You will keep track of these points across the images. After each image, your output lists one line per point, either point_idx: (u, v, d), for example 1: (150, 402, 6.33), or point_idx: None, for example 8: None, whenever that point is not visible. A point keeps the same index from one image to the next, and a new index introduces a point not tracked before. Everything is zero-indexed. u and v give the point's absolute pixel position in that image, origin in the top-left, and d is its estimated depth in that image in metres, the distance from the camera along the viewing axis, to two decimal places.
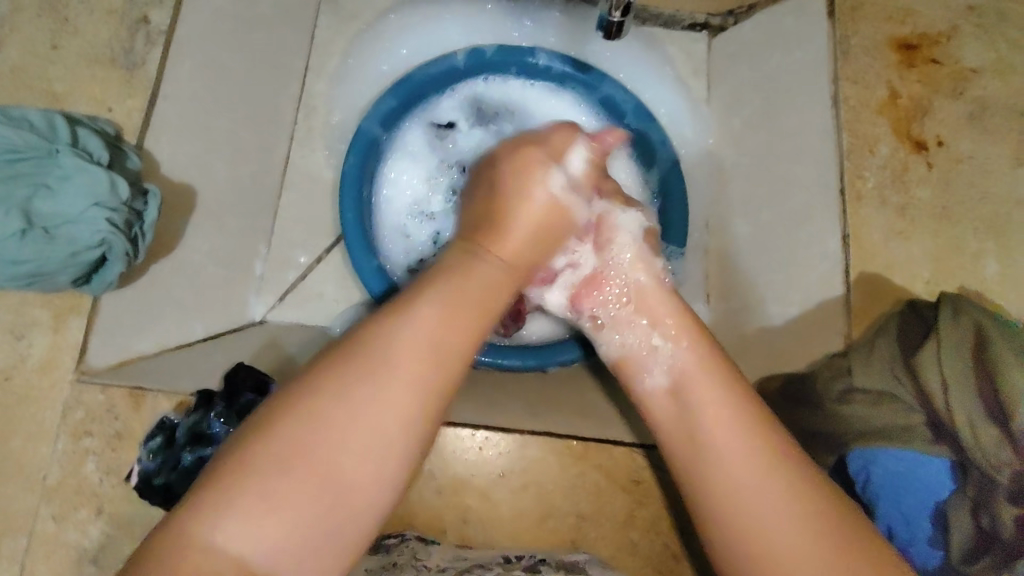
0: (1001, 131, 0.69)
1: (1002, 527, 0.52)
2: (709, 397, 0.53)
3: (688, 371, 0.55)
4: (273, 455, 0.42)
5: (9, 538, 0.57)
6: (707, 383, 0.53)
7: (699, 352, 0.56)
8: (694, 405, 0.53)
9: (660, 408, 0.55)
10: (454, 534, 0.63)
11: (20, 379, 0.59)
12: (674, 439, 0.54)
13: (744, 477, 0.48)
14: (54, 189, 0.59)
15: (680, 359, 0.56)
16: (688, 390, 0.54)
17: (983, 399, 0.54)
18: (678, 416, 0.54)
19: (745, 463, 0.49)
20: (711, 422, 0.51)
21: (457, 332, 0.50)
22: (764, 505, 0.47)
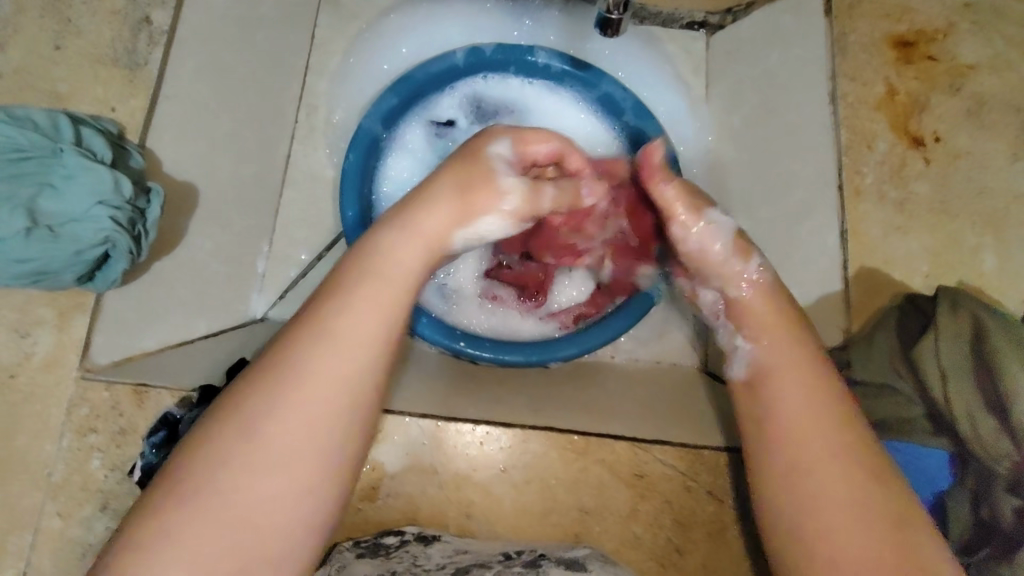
0: (998, 127, 0.69)
1: (1002, 518, 0.53)
2: (800, 399, 0.48)
3: (771, 368, 0.51)
4: (200, 474, 0.40)
5: (16, 535, 0.57)
6: (791, 379, 0.49)
7: (786, 346, 0.51)
8: (778, 404, 0.49)
9: (739, 399, 0.52)
10: (456, 528, 0.64)
11: (25, 376, 0.60)
12: (745, 429, 0.50)
13: (819, 474, 0.45)
14: (58, 188, 0.59)
15: (767, 353, 0.52)
16: (771, 385, 0.50)
17: (980, 389, 0.54)
18: (757, 406, 0.50)
19: (826, 463, 0.45)
20: (791, 417, 0.48)
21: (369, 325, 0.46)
22: (839, 508, 0.44)
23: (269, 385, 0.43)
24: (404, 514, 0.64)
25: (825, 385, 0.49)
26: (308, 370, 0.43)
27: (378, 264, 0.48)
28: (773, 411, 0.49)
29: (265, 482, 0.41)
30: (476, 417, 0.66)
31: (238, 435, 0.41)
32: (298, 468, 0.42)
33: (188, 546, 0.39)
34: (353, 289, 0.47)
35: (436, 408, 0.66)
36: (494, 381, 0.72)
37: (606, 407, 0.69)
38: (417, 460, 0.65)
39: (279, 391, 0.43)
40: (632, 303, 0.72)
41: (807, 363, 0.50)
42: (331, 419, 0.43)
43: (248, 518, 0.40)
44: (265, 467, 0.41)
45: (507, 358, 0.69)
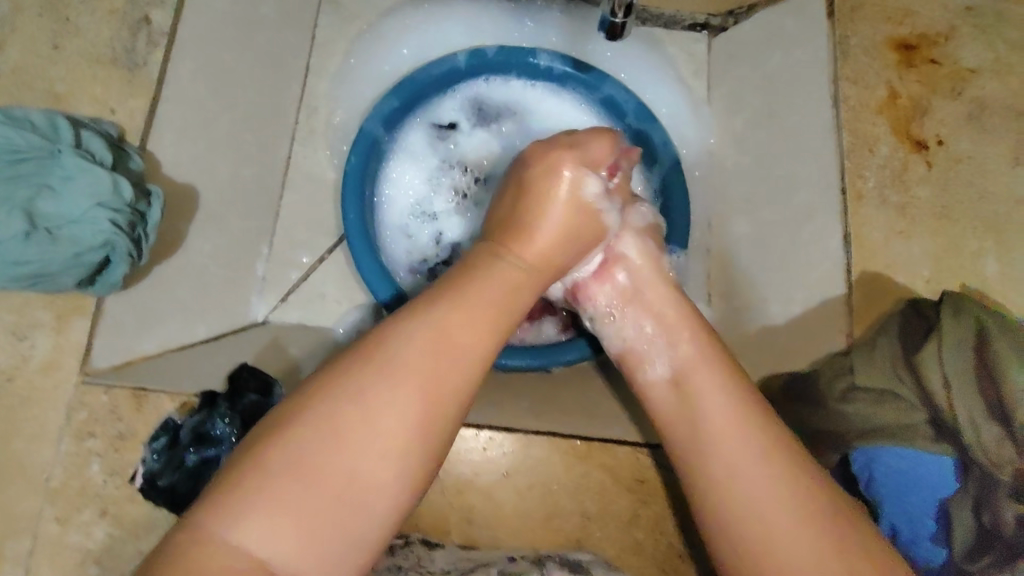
0: (999, 132, 0.69)
1: (1004, 526, 0.53)
2: (713, 395, 0.54)
3: (687, 365, 0.56)
4: (280, 468, 0.42)
5: (13, 540, 0.57)
6: (703, 375, 0.55)
7: (700, 344, 0.58)
8: (693, 403, 0.54)
9: (660, 400, 0.57)
10: (458, 534, 0.63)
11: (23, 379, 0.59)
12: (674, 437, 0.54)
13: (730, 467, 0.50)
14: (57, 191, 0.58)
15: (681, 353, 0.58)
16: (690, 382, 0.55)
17: (985, 397, 0.54)
18: (679, 407, 0.55)
19: (736, 456, 0.50)
20: (709, 417, 0.53)
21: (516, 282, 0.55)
22: (757, 497, 0.48)
23: (380, 373, 0.46)
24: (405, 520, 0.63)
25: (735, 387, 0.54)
26: (420, 362, 0.47)
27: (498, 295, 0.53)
28: (692, 410, 0.54)
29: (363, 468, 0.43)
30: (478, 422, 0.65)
31: (326, 424, 0.43)
32: (400, 450, 0.44)
33: (280, 532, 0.41)
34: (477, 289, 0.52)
35: None
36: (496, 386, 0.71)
37: (603, 411, 0.69)
38: None
39: (406, 371, 0.46)
40: None
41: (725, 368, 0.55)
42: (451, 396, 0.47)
43: (333, 491, 0.42)
44: (354, 448, 0.43)
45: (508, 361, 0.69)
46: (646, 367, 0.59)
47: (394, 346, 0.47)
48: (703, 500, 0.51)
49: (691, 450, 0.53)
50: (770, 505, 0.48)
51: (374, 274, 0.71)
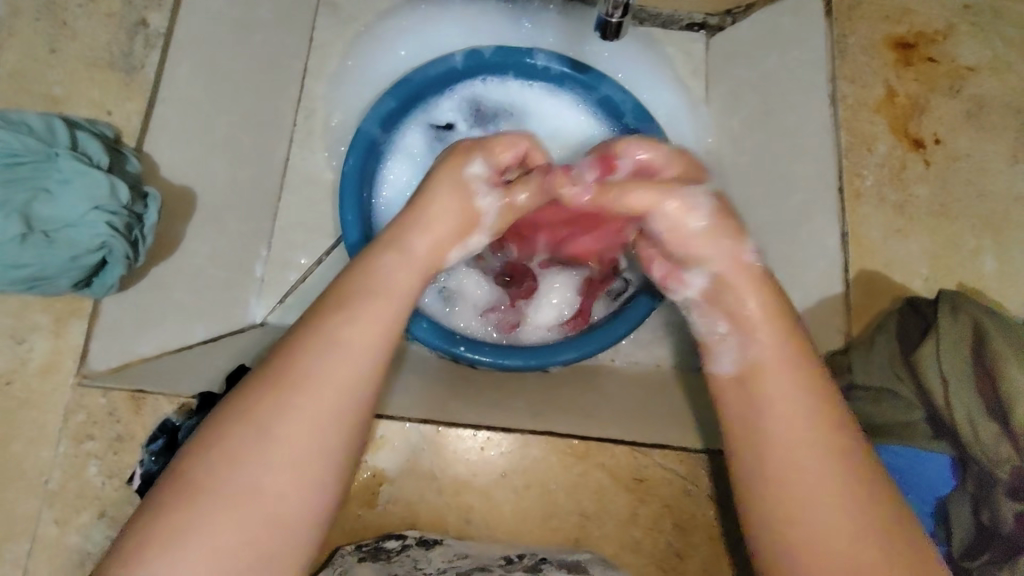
0: (997, 129, 0.69)
1: (1003, 522, 0.52)
2: (789, 390, 0.48)
3: (765, 361, 0.50)
4: (178, 504, 0.40)
5: (12, 542, 0.57)
6: (780, 373, 0.49)
7: (778, 337, 0.50)
8: (764, 401, 0.48)
9: (728, 397, 0.50)
10: (456, 533, 0.63)
11: (21, 383, 0.59)
12: (739, 433, 0.49)
13: (806, 461, 0.46)
14: (53, 193, 0.59)
15: (759, 351, 0.50)
16: (761, 380, 0.49)
17: (981, 395, 0.54)
18: (749, 404, 0.49)
19: (803, 459, 0.46)
20: (778, 417, 0.47)
21: (396, 272, 0.51)
22: (809, 503, 0.45)
23: (273, 389, 0.44)
24: (404, 519, 0.64)
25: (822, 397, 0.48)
26: (317, 374, 0.45)
27: (372, 284, 0.49)
28: (764, 409, 0.48)
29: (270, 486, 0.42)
30: (476, 422, 0.65)
31: (225, 449, 0.42)
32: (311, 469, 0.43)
33: (189, 559, 0.39)
34: (354, 306, 0.48)
35: (436, 414, 0.65)
36: (495, 386, 0.72)
37: (602, 412, 0.69)
38: (417, 466, 0.64)
39: (287, 384, 0.44)
40: (631, 308, 0.71)
41: (799, 356, 0.50)
42: (348, 401, 0.45)
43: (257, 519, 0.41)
44: (251, 468, 0.42)
45: (507, 362, 0.69)
46: (712, 359, 0.52)
47: (285, 364, 0.45)
48: (753, 494, 0.47)
49: (748, 443, 0.48)
50: (825, 514, 0.44)
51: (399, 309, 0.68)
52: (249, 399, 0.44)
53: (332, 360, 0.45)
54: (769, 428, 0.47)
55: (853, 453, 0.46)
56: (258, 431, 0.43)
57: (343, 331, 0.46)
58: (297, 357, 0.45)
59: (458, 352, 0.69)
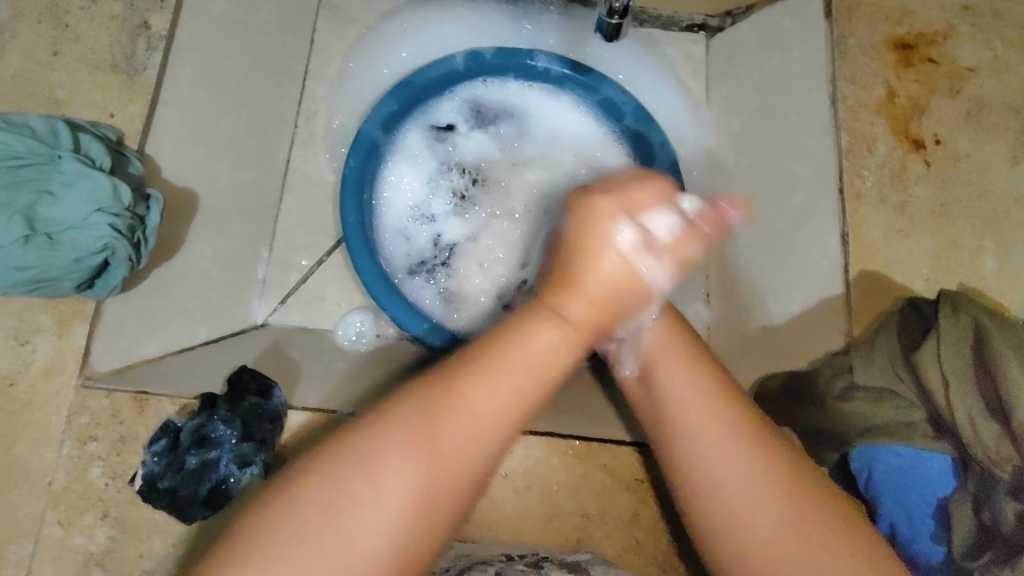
0: (997, 130, 0.69)
1: (1004, 524, 0.52)
2: (675, 383, 0.52)
3: (660, 360, 0.54)
4: (276, 533, 0.42)
5: (15, 544, 0.57)
6: (679, 376, 0.52)
7: (671, 341, 0.54)
8: (663, 392, 0.53)
9: (640, 399, 0.55)
10: (459, 535, 0.63)
11: (24, 384, 0.60)
12: (653, 431, 0.53)
13: (729, 465, 0.48)
14: (56, 195, 0.59)
15: (646, 345, 0.54)
16: (656, 378, 0.53)
17: (983, 395, 0.54)
18: (658, 405, 0.53)
19: (727, 464, 0.49)
20: (679, 410, 0.51)
21: (560, 348, 0.48)
22: (736, 498, 0.48)
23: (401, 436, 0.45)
24: None
25: (718, 394, 0.51)
26: (449, 432, 0.45)
27: (517, 355, 0.47)
28: (669, 410, 0.52)
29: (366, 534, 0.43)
30: None
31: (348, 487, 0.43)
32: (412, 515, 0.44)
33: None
34: (495, 374, 0.47)
35: None
36: None
37: (602, 411, 0.70)
38: None
39: (430, 428, 0.45)
40: None
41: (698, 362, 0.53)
42: (462, 467, 0.46)
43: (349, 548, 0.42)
44: (357, 513, 0.43)
45: None
46: (615, 366, 0.56)
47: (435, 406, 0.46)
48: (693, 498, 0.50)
49: (666, 442, 0.52)
50: (762, 511, 0.47)
51: (390, 299, 0.71)
52: (368, 431, 0.45)
53: (451, 424, 0.46)
54: (682, 429, 0.51)
55: (799, 465, 0.49)
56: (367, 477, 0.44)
57: (467, 409, 0.46)
58: (438, 410, 0.46)
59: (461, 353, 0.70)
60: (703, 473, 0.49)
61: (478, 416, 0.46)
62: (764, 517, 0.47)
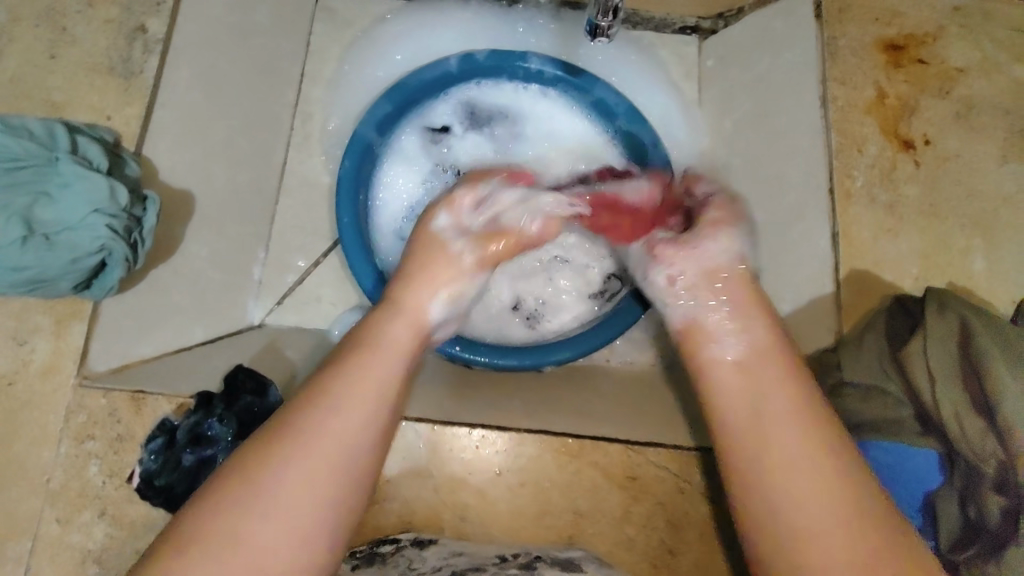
0: (986, 129, 0.70)
1: (989, 518, 0.53)
2: (783, 387, 0.50)
3: (760, 352, 0.53)
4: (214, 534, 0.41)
5: (14, 541, 0.58)
6: (771, 364, 0.52)
7: (767, 333, 0.54)
8: (765, 392, 0.50)
9: (723, 380, 0.52)
10: (452, 531, 0.64)
11: (22, 384, 0.61)
12: (727, 415, 0.51)
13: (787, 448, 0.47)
14: (53, 197, 0.60)
15: (756, 340, 0.53)
16: (758, 369, 0.52)
17: (968, 391, 0.55)
18: (743, 393, 0.51)
19: (786, 443, 0.48)
20: (777, 411, 0.49)
21: (401, 355, 0.52)
22: (823, 494, 0.45)
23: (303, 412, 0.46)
24: (399, 518, 0.65)
25: (804, 388, 0.51)
26: (337, 414, 0.46)
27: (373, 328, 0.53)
28: (763, 397, 0.50)
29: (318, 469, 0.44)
30: (471, 421, 0.66)
31: (244, 481, 0.43)
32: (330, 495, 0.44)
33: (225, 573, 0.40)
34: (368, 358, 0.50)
35: (432, 412, 0.66)
36: (492, 387, 0.73)
37: (596, 408, 0.71)
38: (413, 464, 0.65)
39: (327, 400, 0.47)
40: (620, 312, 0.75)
41: (786, 353, 0.53)
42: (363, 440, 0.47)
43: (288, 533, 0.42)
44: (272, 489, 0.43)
45: (502, 362, 0.72)
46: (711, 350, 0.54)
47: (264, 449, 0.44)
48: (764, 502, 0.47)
49: (745, 433, 0.49)
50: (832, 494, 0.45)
51: None
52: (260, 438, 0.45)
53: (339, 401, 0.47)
54: (768, 411, 0.49)
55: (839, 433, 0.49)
56: (285, 453, 0.44)
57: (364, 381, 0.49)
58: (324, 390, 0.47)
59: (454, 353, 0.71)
60: (778, 457, 0.47)
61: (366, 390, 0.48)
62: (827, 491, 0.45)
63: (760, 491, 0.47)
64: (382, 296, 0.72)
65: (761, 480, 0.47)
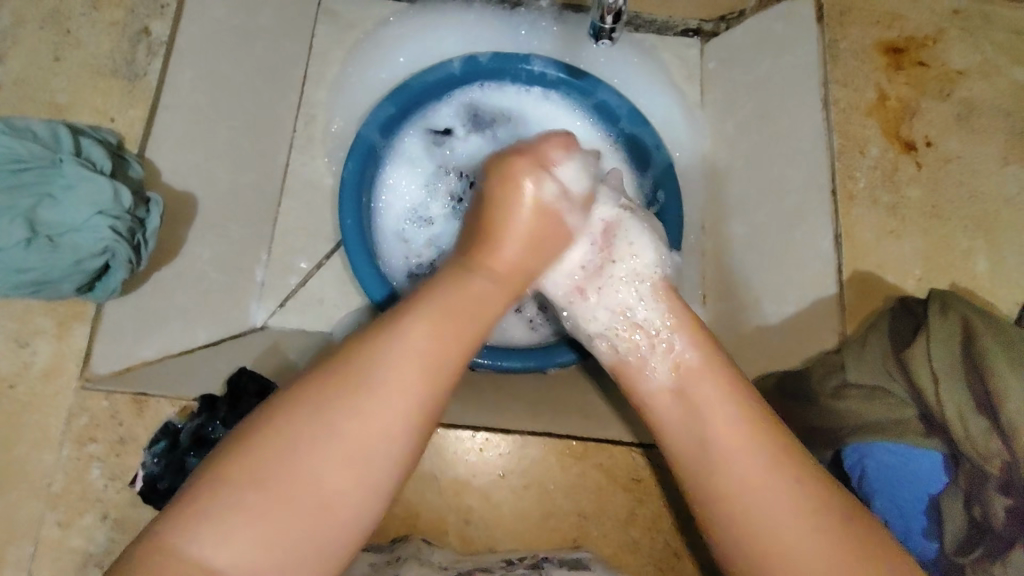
0: (987, 131, 0.70)
1: (994, 518, 0.53)
2: (716, 405, 0.53)
3: (690, 367, 0.56)
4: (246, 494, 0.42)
5: (15, 544, 0.57)
6: (708, 381, 0.54)
7: (698, 347, 0.57)
8: (701, 416, 0.53)
9: (663, 407, 0.56)
10: (457, 535, 0.64)
11: (24, 386, 0.60)
12: (682, 443, 0.54)
13: (743, 468, 0.50)
14: (57, 198, 0.59)
15: (686, 357, 0.56)
16: (693, 393, 0.54)
17: (972, 391, 0.55)
18: (687, 414, 0.54)
19: (738, 462, 0.50)
20: (716, 429, 0.52)
21: (488, 296, 0.55)
22: (764, 503, 0.48)
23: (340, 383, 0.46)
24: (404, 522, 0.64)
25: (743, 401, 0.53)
26: (379, 381, 0.46)
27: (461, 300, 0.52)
28: (698, 418, 0.53)
29: (354, 431, 0.45)
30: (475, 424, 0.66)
31: (284, 437, 0.44)
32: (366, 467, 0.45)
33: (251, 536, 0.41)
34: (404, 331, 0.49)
35: None
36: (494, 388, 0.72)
37: (598, 411, 0.70)
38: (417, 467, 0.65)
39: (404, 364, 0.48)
40: None
41: (717, 364, 0.56)
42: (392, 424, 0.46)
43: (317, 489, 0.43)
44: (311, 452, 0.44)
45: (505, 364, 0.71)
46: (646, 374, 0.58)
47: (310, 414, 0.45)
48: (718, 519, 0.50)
49: (694, 453, 0.52)
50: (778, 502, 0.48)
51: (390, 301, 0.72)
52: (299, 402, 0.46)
53: (376, 387, 0.46)
54: (710, 435, 0.52)
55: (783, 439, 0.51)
56: (334, 411, 0.45)
57: (400, 362, 0.47)
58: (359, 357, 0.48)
59: None
60: (730, 474, 0.50)
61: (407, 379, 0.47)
62: (772, 497, 0.48)
63: (716, 514, 0.50)
64: (385, 297, 0.72)
65: (717, 505, 0.50)
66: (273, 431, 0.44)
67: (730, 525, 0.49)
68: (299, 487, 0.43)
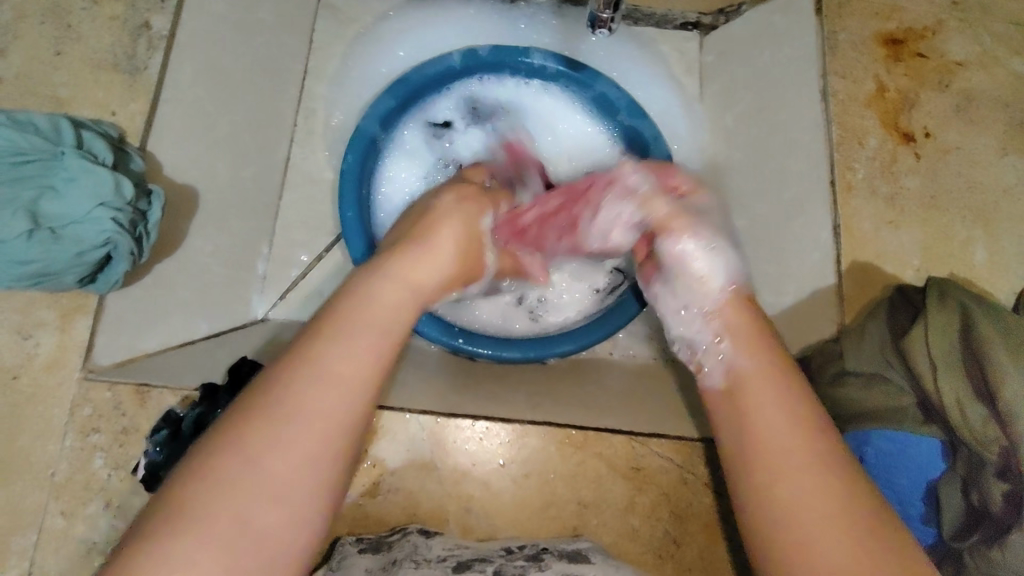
0: (985, 122, 0.70)
1: (993, 504, 0.52)
2: (779, 404, 0.47)
3: (746, 366, 0.51)
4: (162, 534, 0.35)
5: (19, 534, 0.58)
6: (769, 377, 0.49)
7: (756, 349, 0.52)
8: (761, 410, 0.47)
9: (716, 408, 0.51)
10: (457, 523, 0.64)
11: (27, 377, 0.61)
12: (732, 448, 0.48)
13: (795, 471, 0.44)
14: (59, 191, 0.60)
15: (743, 359, 0.51)
16: (748, 385, 0.49)
17: (970, 378, 0.54)
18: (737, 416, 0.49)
19: (788, 456, 0.44)
20: (778, 428, 0.46)
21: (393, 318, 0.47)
22: (816, 508, 0.42)
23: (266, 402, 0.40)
24: (405, 511, 0.64)
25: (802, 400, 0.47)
26: (309, 399, 0.40)
27: (373, 309, 0.46)
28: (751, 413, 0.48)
29: (276, 465, 0.38)
30: (475, 413, 0.66)
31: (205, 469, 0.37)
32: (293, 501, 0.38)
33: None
34: (327, 350, 0.42)
35: (436, 405, 0.67)
36: (492, 377, 0.73)
37: (599, 401, 0.71)
38: (417, 457, 0.65)
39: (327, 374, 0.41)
40: (608, 316, 0.74)
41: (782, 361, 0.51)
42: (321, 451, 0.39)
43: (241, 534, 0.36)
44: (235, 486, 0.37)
45: (505, 355, 0.71)
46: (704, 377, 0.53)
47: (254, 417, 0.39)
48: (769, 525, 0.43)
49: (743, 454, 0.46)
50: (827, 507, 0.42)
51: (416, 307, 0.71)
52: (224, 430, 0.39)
53: (307, 407, 0.40)
54: (764, 431, 0.46)
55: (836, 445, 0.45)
56: (256, 439, 0.38)
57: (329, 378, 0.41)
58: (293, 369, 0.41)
59: (456, 344, 0.71)
60: (784, 481, 0.44)
61: (333, 399, 0.41)
62: (823, 504, 0.42)
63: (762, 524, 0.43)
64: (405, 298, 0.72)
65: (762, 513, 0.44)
66: (196, 468, 0.37)
67: (783, 538, 0.42)
68: (218, 523, 0.36)
